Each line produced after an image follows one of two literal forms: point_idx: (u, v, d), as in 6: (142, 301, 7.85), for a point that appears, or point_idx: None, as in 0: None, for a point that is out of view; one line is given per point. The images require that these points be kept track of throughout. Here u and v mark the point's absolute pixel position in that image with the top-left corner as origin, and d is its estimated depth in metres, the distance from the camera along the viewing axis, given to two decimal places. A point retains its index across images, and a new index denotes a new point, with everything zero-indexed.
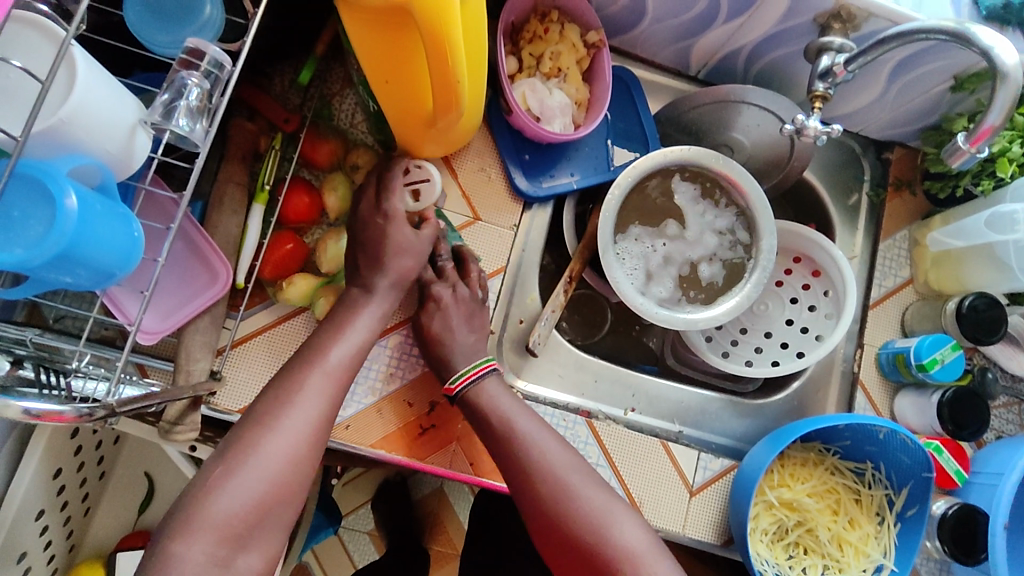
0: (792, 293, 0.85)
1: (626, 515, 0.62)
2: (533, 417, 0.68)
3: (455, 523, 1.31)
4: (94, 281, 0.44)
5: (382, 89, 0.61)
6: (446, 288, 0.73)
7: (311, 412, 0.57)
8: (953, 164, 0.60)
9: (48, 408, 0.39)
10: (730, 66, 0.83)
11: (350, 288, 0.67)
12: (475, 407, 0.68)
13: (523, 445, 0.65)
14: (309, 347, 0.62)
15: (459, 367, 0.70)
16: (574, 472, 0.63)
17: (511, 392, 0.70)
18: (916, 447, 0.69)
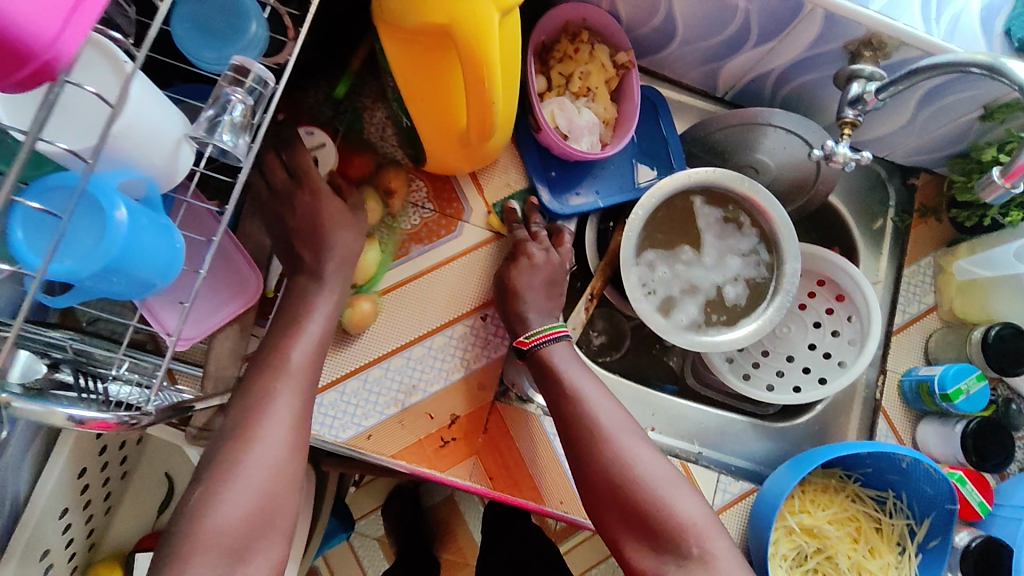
0: (815, 317, 0.85)
1: (683, 488, 0.65)
2: (598, 385, 0.70)
3: (466, 534, 1.31)
4: (134, 291, 0.45)
5: (416, 107, 0.62)
6: (539, 250, 0.76)
7: (285, 417, 0.59)
8: (987, 198, 0.59)
9: (91, 417, 0.41)
10: (758, 89, 0.84)
11: (298, 277, 0.67)
12: (546, 366, 0.70)
13: (588, 411, 0.68)
14: (268, 350, 0.63)
15: (534, 325, 0.72)
16: (635, 442, 0.67)
17: (577, 358, 0.73)
18: (940, 478, 0.69)
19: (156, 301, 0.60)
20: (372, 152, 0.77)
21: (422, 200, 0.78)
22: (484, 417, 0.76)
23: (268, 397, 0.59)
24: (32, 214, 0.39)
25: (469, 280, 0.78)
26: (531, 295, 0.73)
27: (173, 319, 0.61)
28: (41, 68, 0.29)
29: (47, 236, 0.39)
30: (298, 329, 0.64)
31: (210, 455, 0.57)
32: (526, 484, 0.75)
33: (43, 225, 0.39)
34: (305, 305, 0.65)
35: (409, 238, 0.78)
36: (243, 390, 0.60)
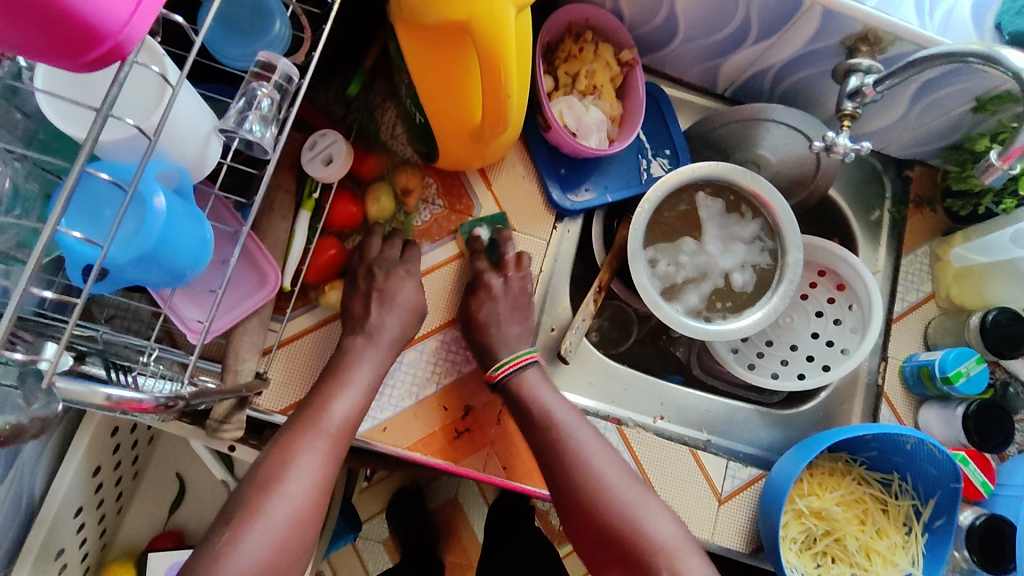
0: (817, 306, 0.87)
1: (658, 511, 0.66)
2: (571, 410, 0.72)
3: (469, 534, 1.32)
4: (166, 281, 0.47)
5: (431, 103, 0.64)
6: (499, 279, 0.76)
7: (313, 472, 0.60)
8: (986, 181, 0.60)
9: (129, 396, 0.40)
10: (757, 85, 0.86)
11: (355, 335, 0.70)
12: (517, 394, 0.72)
13: (562, 436, 0.69)
14: (310, 404, 0.64)
15: (501, 356, 0.74)
16: (608, 466, 0.68)
17: (550, 383, 0.74)
18: (943, 458, 0.71)
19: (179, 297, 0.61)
20: (385, 153, 0.79)
21: (433, 197, 0.80)
22: (497, 408, 0.77)
23: (298, 451, 0.60)
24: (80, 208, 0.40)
25: (480, 274, 0.80)
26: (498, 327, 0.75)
27: (202, 308, 0.61)
28: (115, 47, 0.31)
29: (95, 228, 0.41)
30: (341, 388, 0.66)
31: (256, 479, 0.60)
32: (539, 472, 0.76)
33: (90, 217, 0.41)
34: (353, 362, 0.68)
35: (420, 234, 0.79)
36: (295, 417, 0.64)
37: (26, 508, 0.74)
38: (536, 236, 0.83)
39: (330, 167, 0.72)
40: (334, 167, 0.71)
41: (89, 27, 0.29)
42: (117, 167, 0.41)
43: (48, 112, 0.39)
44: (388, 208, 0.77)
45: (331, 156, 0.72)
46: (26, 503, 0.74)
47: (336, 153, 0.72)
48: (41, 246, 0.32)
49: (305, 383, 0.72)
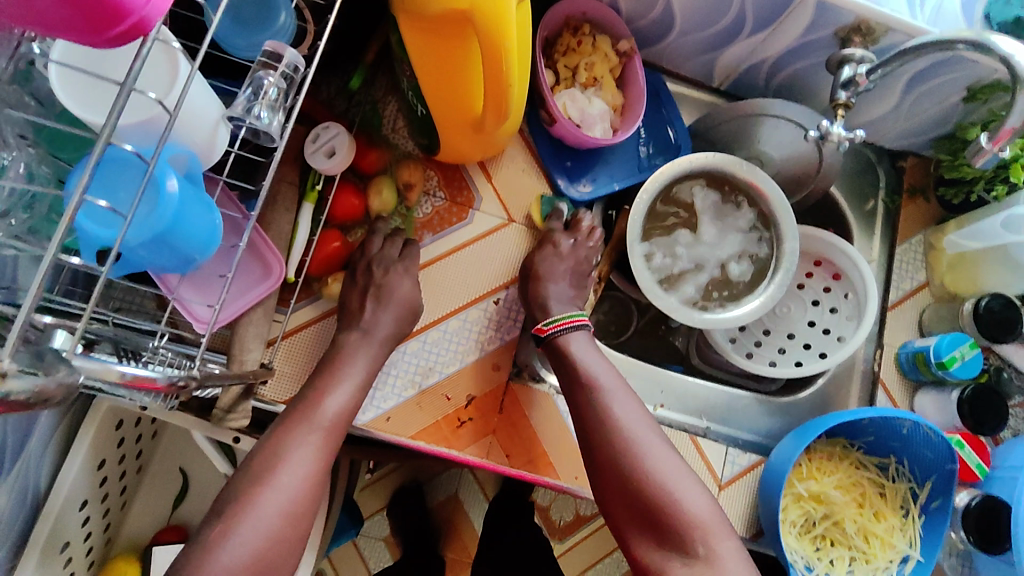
0: (814, 296, 0.88)
1: (693, 484, 0.65)
2: (615, 376, 0.72)
3: (469, 531, 1.33)
4: (176, 265, 0.48)
5: (434, 94, 0.65)
6: (566, 239, 0.80)
7: (304, 465, 0.61)
8: (980, 165, 0.62)
9: (142, 375, 0.40)
10: (752, 78, 0.88)
11: (351, 330, 0.71)
12: (565, 355, 0.73)
13: (604, 403, 0.70)
14: (304, 399, 0.65)
15: (554, 312, 0.75)
16: (647, 434, 0.68)
17: (597, 349, 0.75)
18: (938, 441, 0.72)
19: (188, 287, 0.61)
20: (388, 146, 0.80)
21: (434, 189, 0.81)
22: (500, 396, 0.78)
23: (290, 445, 0.61)
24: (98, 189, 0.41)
25: (481, 265, 0.81)
26: (552, 282, 0.77)
27: (215, 291, 0.61)
28: (136, 25, 0.32)
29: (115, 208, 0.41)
30: (335, 382, 0.67)
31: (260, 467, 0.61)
32: (542, 460, 0.77)
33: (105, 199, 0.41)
34: (349, 357, 0.69)
35: (422, 226, 0.80)
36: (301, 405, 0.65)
37: (31, 501, 0.74)
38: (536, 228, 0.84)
39: (332, 159, 0.72)
40: (336, 160, 0.72)
41: (113, 4, 0.30)
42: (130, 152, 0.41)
43: (55, 83, 0.41)
44: (389, 201, 0.78)
45: (334, 149, 0.73)
46: (32, 496, 0.74)
47: (338, 146, 0.73)
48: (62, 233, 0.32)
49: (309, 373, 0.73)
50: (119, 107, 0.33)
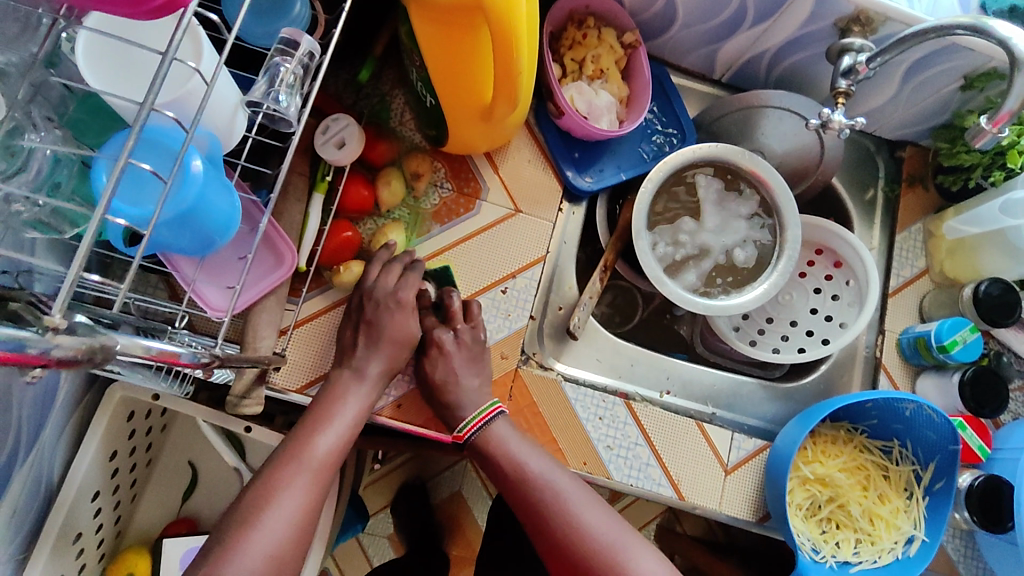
0: (815, 284, 0.90)
1: (641, 547, 0.67)
2: (544, 456, 0.71)
3: (473, 527, 1.34)
4: (196, 247, 0.49)
5: (443, 83, 0.66)
6: (449, 335, 0.75)
7: (294, 507, 0.58)
8: (979, 145, 0.64)
9: (167, 349, 0.42)
10: (753, 70, 0.89)
11: (342, 369, 0.69)
12: (485, 450, 0.72)
13: (539, 487, 0.69)
14: (294, 439, 0.63)
15: (465, 413, 0.73)
16: (590, 511, 0.68)
17: (519, 429, 0.74)
18: (941, 423, 0.73)
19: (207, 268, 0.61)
20: (396, 139, 0.81)
21: (441, 180, 0.82)
22: (508, 384, 0.79)
23: (281, 487, 0.58)
24: (129, 176, 0.42)
25: (488, 254, 0.81)
26: (457, 382, 0.74)
27: (235, 272, 0.62)
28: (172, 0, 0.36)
29: (145, 190, 0.42)
30: (327, 423, 0.64)
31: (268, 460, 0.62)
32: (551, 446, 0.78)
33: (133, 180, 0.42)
34: (339, 397, 0.67)
35: (430, 217, 0.81)
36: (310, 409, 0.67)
37: (44, 492, 0.75)
38: (541, 217, 0.84)
39: (343, 151, 0.74)
40: (347, 151, 0.74)
41: None
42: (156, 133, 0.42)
43: (81, 58, 0.42)
44: (398, 192, 0.79)
45: (344, 140, 0.74)
46: (45, 487, 0.75)
47: (349, 137, 0.74)
48: (97, 221, 0.33)
49: (321, 361, 0.74)
50: (161, 74, 0.35)
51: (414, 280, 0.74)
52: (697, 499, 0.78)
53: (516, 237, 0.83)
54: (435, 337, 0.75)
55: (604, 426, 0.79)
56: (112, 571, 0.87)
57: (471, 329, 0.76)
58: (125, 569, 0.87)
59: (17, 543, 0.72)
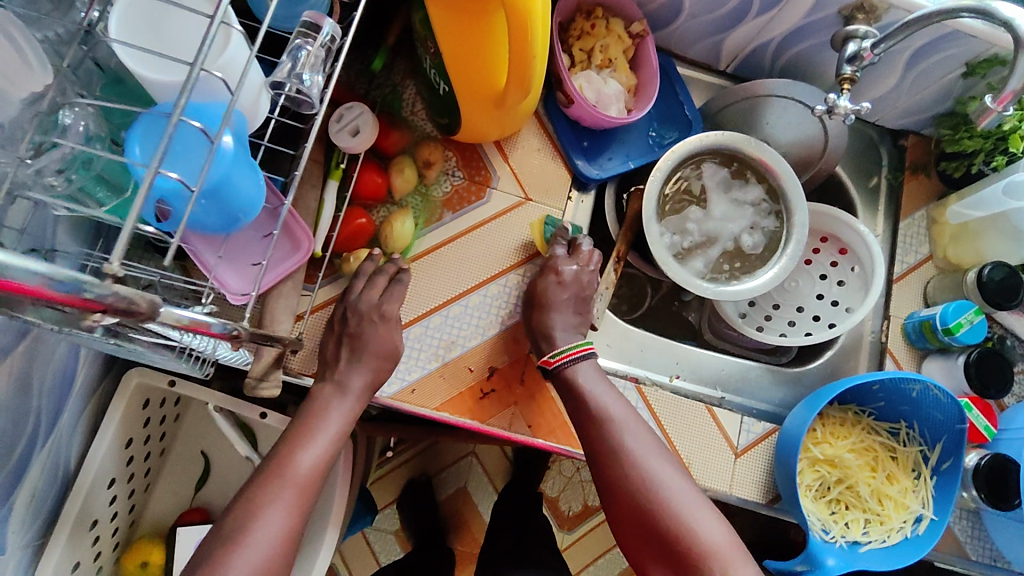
0: (821, 270, 0.91)
1: (706, 510, 0.67)
2: (624, 403, 0.73)
3: (478, 522, 1.34)
4: (222, 224, 0.50)
5: (457, 70, 0.67)
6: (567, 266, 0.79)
7: (278, 523, 0.59)
8: (982, 127, 0.66)
9: (199, 319, 0.43)
10: (758, 60, 0.91)
11: (324, 383, 0.69)
12: (572, 385, 0.74)
13: (617, 433, 0.71)
14: (277, 455, 0.64)
15: (558, 344, 0.75)
16: (662, 463, 0.69)
17: (603, 375, 0.76)
18: (948, 402, 0.74)
19: (230, 249, 0.62)
20: (408, 128, 0.82)
21: (452, 169, 0.83)
22: (521, 367, 0.80)
23: (264, 504, 0.60)
24: (172, 146, 0.44)
25: (500, 242, 0.83)
26: (558, 312, 0.77)
27: (259, 248, 0.62)
28: None
29: (185, 161, 0.44)
30: (309, 438, 0.65)
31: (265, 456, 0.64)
32: (562, 429, 0.79)
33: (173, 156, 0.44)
34: (321, 412, 0.67)
35: (441, 205, 0.82)
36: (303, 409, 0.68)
37: (62, 477, 0.75)
38: (553, 205, 0.86)
39: (357, 138, 0.75)
40: (362, 138, 0.75)
41: None
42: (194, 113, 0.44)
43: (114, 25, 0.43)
44: (412, 179, 0.80)
45: (358, 127, 0.75)
46: (62, 472, 0.75)
47: (363, 125, 0.75)
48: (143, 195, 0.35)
49: None
50: (206, 42, 0.37)
51: (398, 294, 0.74)
52: (708, 481, 0.79)
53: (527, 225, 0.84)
54: (555, 261, 0.79)
55: None
56: (126, 560, 0.88)
57: (587, 267, 0.80)
58: (138, 558, 0.88)
59: (35, 528, 0.72)
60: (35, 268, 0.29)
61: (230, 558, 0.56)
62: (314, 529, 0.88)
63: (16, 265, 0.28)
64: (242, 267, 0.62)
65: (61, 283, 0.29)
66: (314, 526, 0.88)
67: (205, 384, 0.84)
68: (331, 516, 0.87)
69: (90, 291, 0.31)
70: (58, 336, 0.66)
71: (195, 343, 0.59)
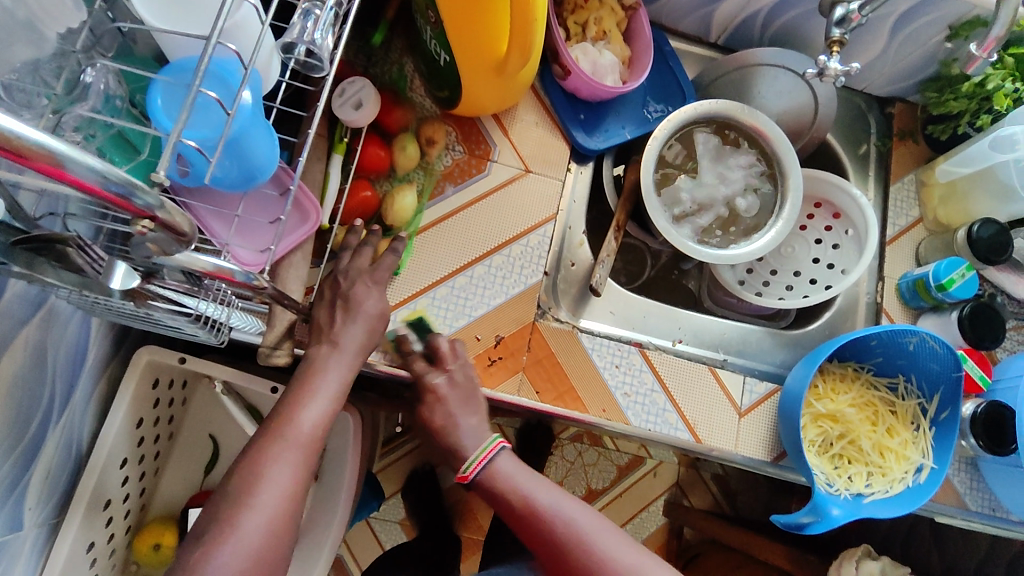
0: (816, 235, 0.93)
1: (659, 568, 0.62)
2: (551, 488, 0.67)
3: (483, 509, 1.35)
4: (241, 179, 0.52)
5: (460, 37, 0.68)
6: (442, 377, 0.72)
7: (282, 484, 0.58)
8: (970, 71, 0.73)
9: (225, 266, 0.45)
10: (747, 31, 0.93)
11: (320, 345, 0.67)
12: (495, 487, 0.67)
13: (550, 517, 0.64)
14: (278, 415, 0.62)
15: (466, 454, 0.70)
16: (605, 536, 0.63)
17: (524, 463, 0.70)
18: (944, 353, 0.76)
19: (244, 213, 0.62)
20: (410, 106, 0.84)
21: (452, 143, 0.85)
22: (527, 336, 0.81)
23: (268, 463, 0.58)
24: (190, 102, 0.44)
25: (500, 214, 0.84)
26: (457, 423, 0.71)
27: (274, 209, 0.63)
28: None
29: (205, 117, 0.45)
30: (309, 398, 0.63)
31: (274, 410, 0.63)
32: (569, 395, 0.80)
33: (202, 111, 0.45)
34: (320, 371, 0.65)
35: (443, 178, 0.83)
36: (307, 358, 0.67)
37: (75, 456, 0.76)
38: (552, 177, 0.87)
39: (360, 112, 0.76)
40: (365, 111, 0.76)
41: None
42: (223, 68, 0.46)
43: None
44: (414, 156, 0.81)
45: (361, 100, 0.76)
46: (75, 451, 0.76)
47: (365, 98, 0.76)
48: (170, 144, 0.37)
49: None
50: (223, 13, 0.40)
51: (389, 263, 0.75)
52: (712, 441, 0.81)
53: (529, 198, 0.85)
54: (424, 380, 0.72)
55: (621, 373, 0.81)
56: (138, 542, 0.88)
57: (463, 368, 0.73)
58: (150, 540, 0.88)
59: (51, 505, 0.73)
60: (92, 163, 0.30)
61: (241, 519, 0.55)
62: (325, 508, 0.89)
63: (78, 159, 0.29)
64: (254, 239, 0.62)
65: (116, 186, 0.32)
66: (325, 504, 0.89)
67: (213, 362, 0.85)
68: (341, 494, 0.87)
69: (139, 197, 0.33)
70: (71, 310, 0.67)
71: (211, 312, 0.57)
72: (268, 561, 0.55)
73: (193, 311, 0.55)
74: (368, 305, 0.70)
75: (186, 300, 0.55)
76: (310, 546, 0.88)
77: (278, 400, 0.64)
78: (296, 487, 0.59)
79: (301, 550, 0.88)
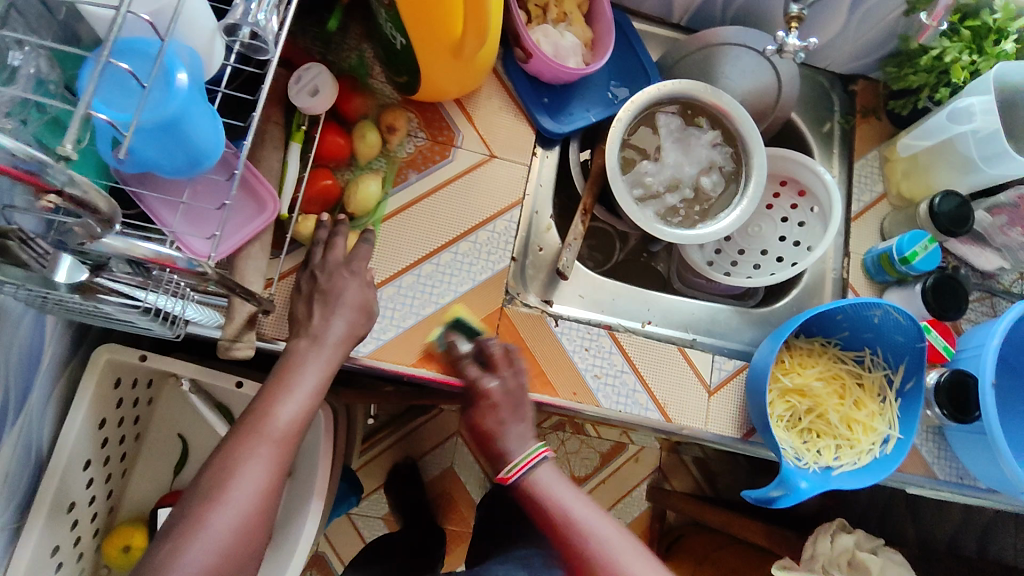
0: (782, 213, 0.94)
1: None
2: (594, 503, 0.62)
3: (466, 501, 1.34)
4: (186, 163, 0.50)
5: (415, 18, 0.67)
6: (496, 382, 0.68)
7: (257, 481, 0.56)
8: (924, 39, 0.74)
9: (166, 253, 0.44)
10: (709, 11, 0.93)
11: (299, 339, 0.66)
12: (533, 498, 0.62)
13: (582, 532, 0.60)
14: (253, 410, 0.60)
15: (512, 454, 0.64)
16: (633, 558, 0.59)
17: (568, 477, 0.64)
18: (907, 324, 0.77)
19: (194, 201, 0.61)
20: (370, 93, 0.82)
21: (415, 130, 0.84)
22: (496, 321, 0.80)
23: (241, 460, 0.57)
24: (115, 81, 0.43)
25: (464, 200, 0.83)
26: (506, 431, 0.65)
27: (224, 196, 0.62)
28: None
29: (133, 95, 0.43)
30: (287, 392, 0.61)
31: (249, 404, 0.61)
32: (537, 379, 0.79)
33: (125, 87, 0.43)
34: (298, 365, 0.64)
35: (406, 165, 0.82)
36: (285, 354, 0.65)
37: (35, 460, 0.74)
38: (518, 161, 0.86)
39: (316, 99, 0.75)
40: (321, 97, 0.75)
41: None
42: (143, 43, 0.44)
43: None
44: (375, 143, 0.79)
45: (319, 87, 0.75)
46: (35, 455, 0.74)
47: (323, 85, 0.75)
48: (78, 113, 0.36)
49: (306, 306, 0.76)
50: None
51: (366, 252, 0.74)
52: (683, 420, 0.81)
53: (495, 183, 0.84)
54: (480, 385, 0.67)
55: (590, 356, 0.81)
56: (108, 546, 0.87)
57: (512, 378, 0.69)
58: (120, 542, 0.86)
59: (11, 510, 0.71)
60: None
61: (206, 515, 0.54)
62: (299, 503, 0.87)
63: None
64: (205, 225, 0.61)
65: (21, 161, 0.32)
66: (298, 500, 0.88)
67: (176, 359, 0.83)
68: (314, 489, 0.86)
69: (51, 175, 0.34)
70: (23, 309, 0.65)
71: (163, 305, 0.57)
72: (237, 556, 0.54)
73: (145, 302, 0.54)
74: (330, 295, 0.69)
75: (138, 293, 0.54)
76: (283, 543, 0.87)
77: (257, 393, 0.63)
78: (267, 479, 0.57)
79: (274, 548, 0.87)
